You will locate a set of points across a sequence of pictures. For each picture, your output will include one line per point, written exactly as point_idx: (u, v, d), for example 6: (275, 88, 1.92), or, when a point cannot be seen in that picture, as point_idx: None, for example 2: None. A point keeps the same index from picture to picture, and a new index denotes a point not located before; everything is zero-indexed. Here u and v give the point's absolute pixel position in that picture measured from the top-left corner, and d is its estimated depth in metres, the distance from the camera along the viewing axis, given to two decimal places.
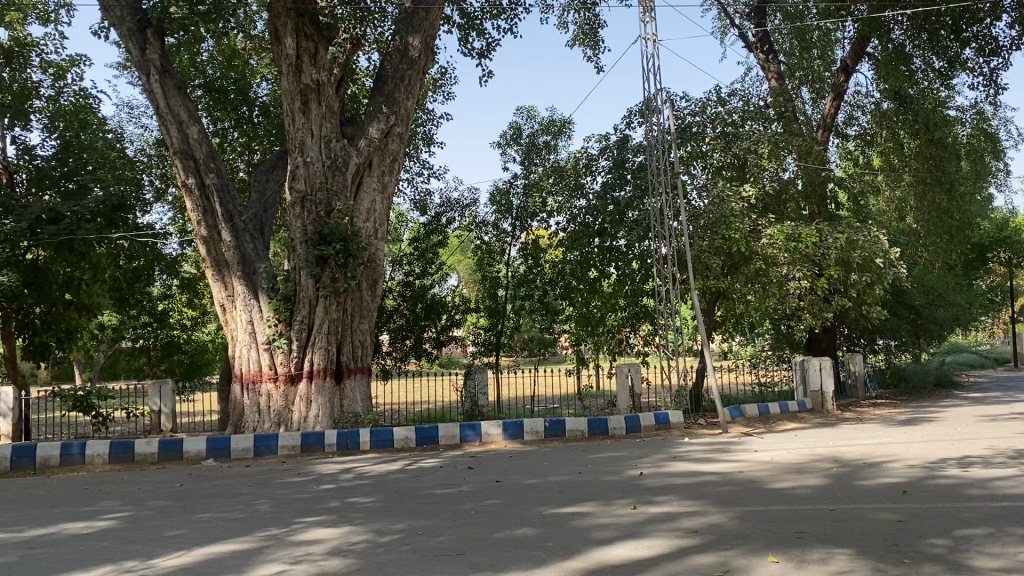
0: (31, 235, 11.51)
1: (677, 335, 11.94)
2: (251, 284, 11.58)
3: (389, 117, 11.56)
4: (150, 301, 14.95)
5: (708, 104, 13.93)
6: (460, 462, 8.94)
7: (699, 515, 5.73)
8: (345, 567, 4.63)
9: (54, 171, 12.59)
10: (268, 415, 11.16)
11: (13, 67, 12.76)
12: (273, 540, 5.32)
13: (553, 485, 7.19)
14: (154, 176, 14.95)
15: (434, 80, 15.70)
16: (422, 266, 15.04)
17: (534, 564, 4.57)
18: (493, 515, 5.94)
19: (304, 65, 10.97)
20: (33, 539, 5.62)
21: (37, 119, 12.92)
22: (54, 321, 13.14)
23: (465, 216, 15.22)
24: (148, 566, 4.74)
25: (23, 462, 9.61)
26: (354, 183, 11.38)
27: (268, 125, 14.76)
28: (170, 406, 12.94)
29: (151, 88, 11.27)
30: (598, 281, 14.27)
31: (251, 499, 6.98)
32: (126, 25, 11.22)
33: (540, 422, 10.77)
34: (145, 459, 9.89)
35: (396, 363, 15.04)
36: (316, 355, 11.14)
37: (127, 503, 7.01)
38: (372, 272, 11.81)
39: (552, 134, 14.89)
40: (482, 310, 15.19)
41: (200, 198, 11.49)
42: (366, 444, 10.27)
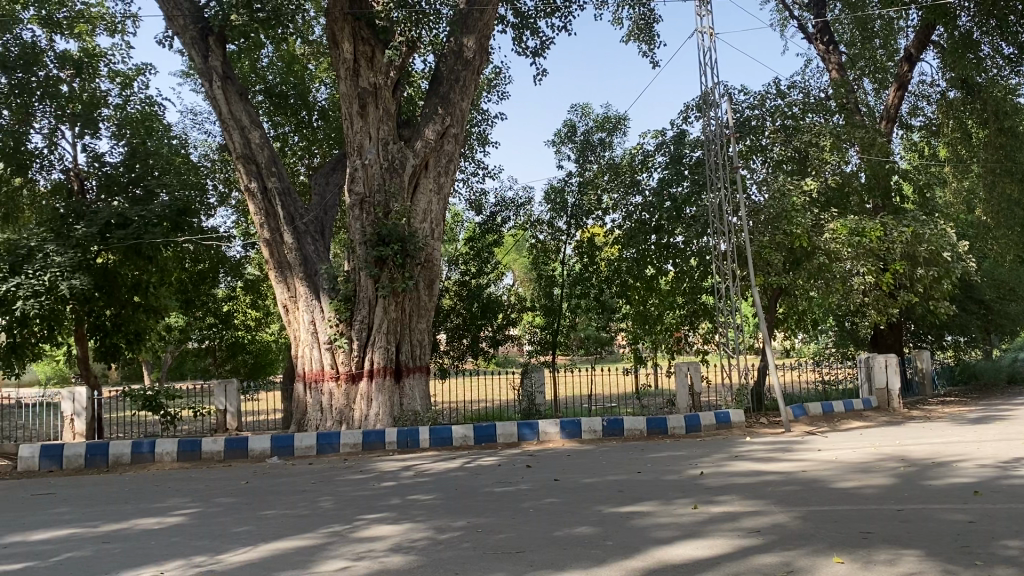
0: (101, 240, 12.06)
1: (736, 332, 11.77)
2: (313, 284, 11.79)
3: (444, 118, 11.64)
4: (215, 303, 15.32)
5: (767, 97, 13.70)
6: (518, 461, 8.95)
7: (762, 515, 5.64)
8: (406, 563, 4.68)
9: (122, 177, 12.96)
10: (330, 413, 11.36)
11: (83, 78, 13.22)
12: (337, 537, 5.40)
13: (612, 485, 7.14)
14: (218, 180, 15.32)
15: (489, 79, 15.77)
16: (478, 265, 15.15)
17: (594, 564, 4.54)
18: (552, 513, 5.94)
19: (361, 69, 11.13)
20: (108, 534, 5.80)
21: (106, 127, 13.25)
22: (124, 322, 13.44)
23: (520, 215, 15.30)
24: (217, 562, 4.85)
25: (97, 460, 9.92)
26: (411, 184, 11.49)
27: (327, 129, 15.03)
28: (235, 405, 13.23)
29: (213, 95, 11.54)
30: (655, 279, 14.15)
31: (313, 496, 7.08)
32: (189, 34, 11.47)
33: (598, 421, 10.73)
34: (212, 457, 10.14)
35: (453, 362, 15.12)
36: (376, 354, 11.29)
37: (194, 499, 7.19)
38: (429, 272, 11.89)
39: (606, 131, 14.81)
40: (538, 309, 15.24)
41: (262, 202, 11.70)
42: (426, 442, 10.38)
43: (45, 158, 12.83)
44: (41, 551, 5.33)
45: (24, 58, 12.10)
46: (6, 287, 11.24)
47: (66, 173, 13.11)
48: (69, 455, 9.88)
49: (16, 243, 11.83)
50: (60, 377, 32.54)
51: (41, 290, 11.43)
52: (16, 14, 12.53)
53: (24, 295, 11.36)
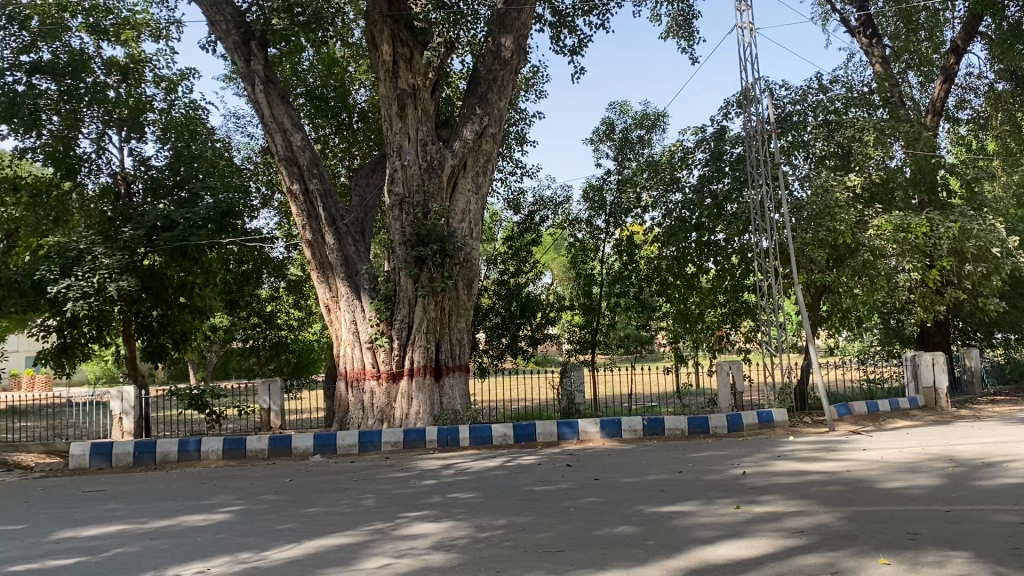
0: (148, 242, 12.34)
1: (779, 331, 11.64)
2: (354, 284, 11.90)
3: (483, 118, 11.66)
4: (259, 303, 15.53)
5: (809, 92, 13.51)
6: (559, 460, 8.95)
7: (806, 515, 5.57)
8: (448, 561, 4.71)
9: (167, 180, 13.23)
10: (372, 412, 11.45)
11: (129, 83, 13.47)
12: (379, 534, 5.45)
13: (653, 484, 7.11)
14: (260, 183, 15.51)
15: (526, 79, 15.77)
16: (516, 264, 15.18)
17: (635, 563, 4.53)
18: (593, 512, 5.92)
19: (400, 70, 11.22)
20: (156, 530, 5.92)
21: (152, 131, 13.50)
22: (170, 323, 13.66)
23: (558, 213, 15.28)
24: (262, 558, 4.93)
25: (145, 457, 10.11)
26: (450, 184, 11.53)
27: (367, 130, 15.18)
28: (279, 404, 13.42)
29: (256, 98, 11.70)
30: (696, 277, 14.02)
31: (356, 494, 7.15)
32: (231, 38, 11.61)
33: (638, 420, 10.69)
34: (256, 455, 10.28)
35: (492, 362, 15.13)
36: (417, 353, 11.37)
37: (239, 497, 7.30)
38: (468, 272, 11.93)
39: (645, 128, 14.73)
40: (577, 308, 15.23)
41: (304, 203, 11.82)
42: (466, 441, 10.42)
43: (93, 162, 13.11)
44: (91, 546, 5.46)
45: (72, 65, 12.41)
46: (57, 288, 11.52)
47: (113, 177, 13.36)
48: (118, 453, 10.10)
49: (66, 245, 12.15)
50: (108, 377, 33.22)
51: (90, 292, 11.68)
52: (64, 22, 12.83)
53: (73, 297, 11.63)
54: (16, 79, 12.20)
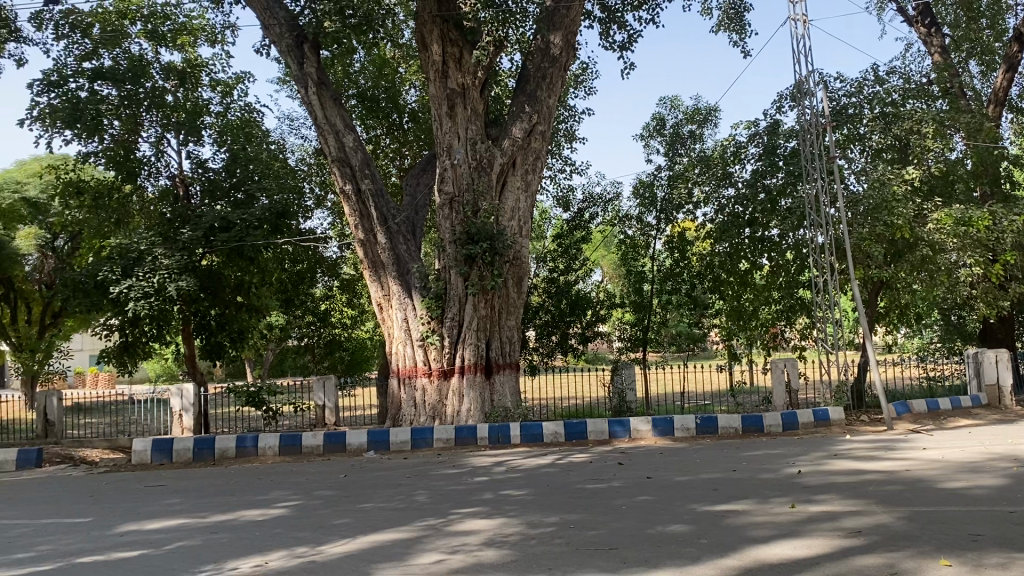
0: (206, 243, 12.64)
1: (835, 327, 11.43)
2: (405, 283, 12.01)
3: (532, 116, 11.65)
4: (313, 302, 15.77)
5: (865, 84, 13.23)
6: (610, 458, 8.92)
7: (864, 515, 5.47)
8: (500, 557, 4.73)
9: (224, 182, 13.52)
10: (424, 409, 11.56)
11: (187, 87, 13.76)
12: (432, 530, 5.51)
13: (706, 482, 7.05)
14: (314, 184, 15.74)
15: (575, 75, 15.72)
16: (566, 261, 15.17)
17: (688, 561, 4.51)
18: (645, 510, 5.90)
19: (450, 70, 11.28)
20: (216, 524, 6.07)
21: (209, 134, 13.79)
22: (228, 321, 13.91)
23: (608, 210, 15.18)
24: (318, 552, 5.02)
25: (204, 453, 10.35)
26: (499, 182, 11.58)
27: (417, 130, 15.30)
28: (333, 400, 13.66)
29: (309, 100, 11.87)
30: (749, 274, 13.85)
31: (409, 490, 7.23)
32: (285, 41, 11.82)
33: (691, 419, 10.61)
34: (312, 451, 10.45)
35: (542, 359, 15.14)
36: (467, 351, 11.46)
37: (296, 492, 7.44)
38: (518, 270, 11.94)
39: (697, 123, 14.55)
40: (628, 305, 15.12)
41: (356, 203, 11.95)
42: (517, 438, 10.44)
43: (153, 165, 13.46)
44: (154, 539, 5.62)
45: (132, 71, 12.76)
46: (119, 288, 11.92)
47: (172, 179, 13.69)
48: (179, 449, 10.35)
49: (128, 246, 12.54)
50: (168, 375, 34.01)
51: (151, 291, 12.04)
52: (124, 29, 13.19)
53: (135, 297, 12.00)
54: (80, 85, 12.59)
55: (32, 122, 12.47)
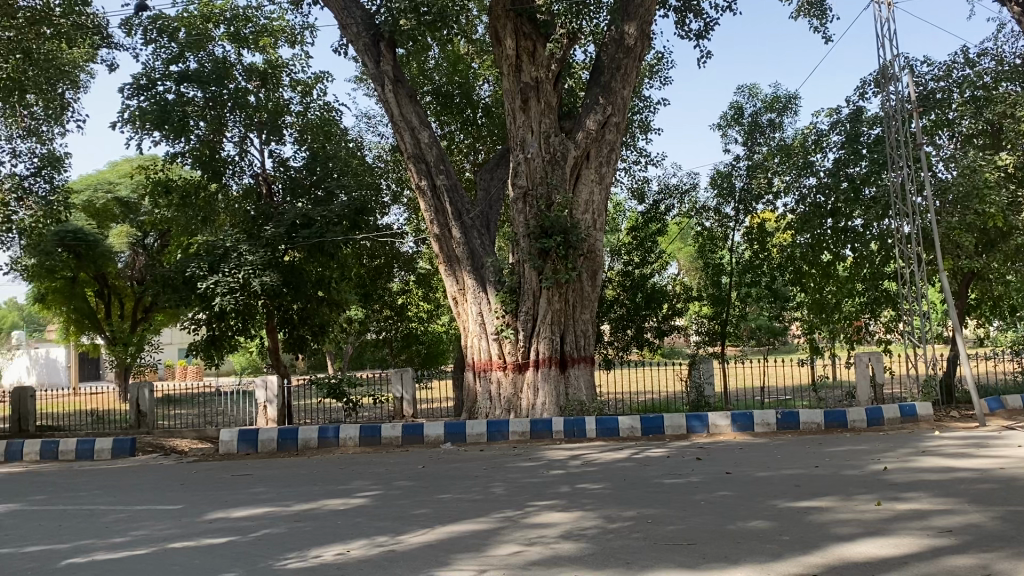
0: (288, 239, 12.98)
1: (922, 320, 11.04)
2: (480, 277, 12.09)
3: (606, 108, 11.57)
4: (391, 296, 16.01)
5: (954, 68, 12.72)
6: (689, 453, 8.82)
7: (954, 514, 5.29)
8: (578, 550, 4.74)
9: (305, 180, 13.86)
10: (499, 402, 11.68)
11: (269, 88, 14.09)
12: (509, 521, 5.56)
13: (787, 478, 6.91)
14: (390, 180, 15.94)
15: (651, 65, 15.54)
16: (641, 254, 14.97)
17: (769, 558, 4.44)
18: (724, 506, 5.82)
19: (524, 64, 11.29)
20: (301, 513, 6.24)
21: (289, 133, 14.15)
22: (309, 315, 14.25)
23: (684, 202, 14.95)
24: (398, 541, 5.11)
25: (287, 443, 10.62)
26: (573, 175, 11.54)
27: (491, 125, 15.33)
28: (411, 393, 13.89)
29: (385, 98, 12.05)
30: (832, 265, 13.52)
31: (486, 481, 7.30)
32: (362, 40, 12.04)
33: (771, 413, 10.40)
34: (390, 442, 10.64)
35: (617, 353, 15.08)
36: (542, 345, 11.50)
37: (376, 482, 7.59)
38: (592, 263, 11.89)
39: (776, 112, 14.23)
40: (705, 299, 14.95)
41: (432, 199, 12.06)
42: (593, 432, 10.40)
43: (237, 164, 13.90)
44: (242, 526, 5.81)
45: (216, 73, 13.19)
46: (206, 284, 12.40)
47: (255, 178, 14.10)
48: (264, 439, 10.66)
49: (214, 244, 12.99)
50: (252, 368, 34.95)
51: (236, 287, 12.49)
52: (208, 32, 13.61)
53: (221, 292, 12.47)
54: (167, 88, 13.05)
55: (123, 125, 12.98)
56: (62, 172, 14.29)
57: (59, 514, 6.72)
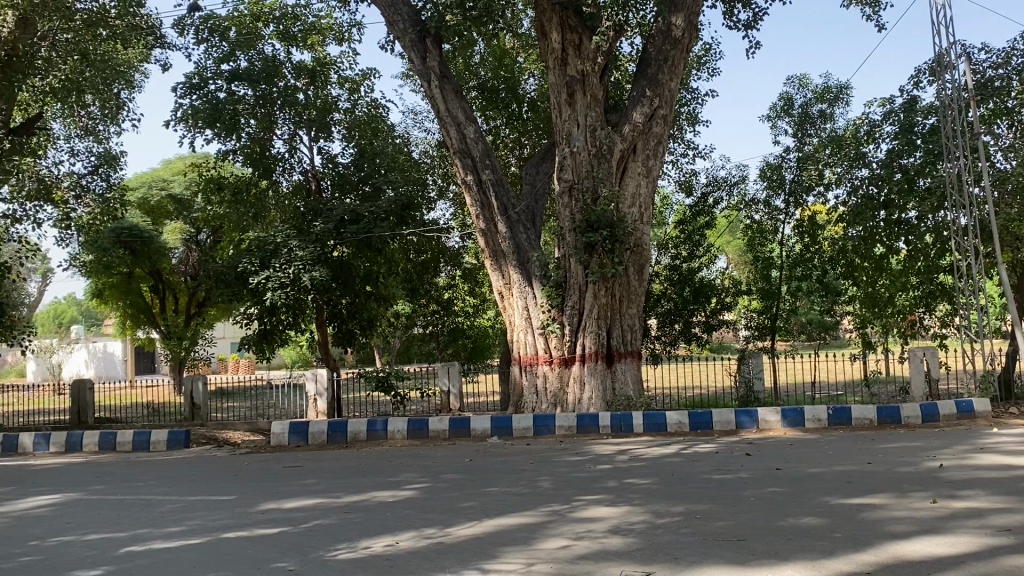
0: (336, 235, 13.13)
1: (980, 314, 10.77)
2: (525, 271, 12.09)
3: (653, 100, 11.48)
4: (437, 291, 16.10)
5: (1013, 55, 12.34)
6: (738, 449, 8.74)
7: (1013, 513, 5.15)
8: (625, 545, 4.73)
9: (353, 176, 14.01)
10: (545, 396, 11.70)
11: (317, 85, 14.22)
12: (557, 515, 5.56)
13: (839, 475, 6.80)
14: (437, 176, 16.01)
15: (698, 57, 15.37)
16: (689, 248, 14.84)
17: (821, 555, 4.38)
18: (775, 502, 5.75)
19: (569, 57, 11.17)
20: (350, 504, 6.32)
21: (337, 130, 14.32)
22: (358, 310, 14.39)
23: (733, 194, 14.72)
24: (445, 534, 5.15)
25: (337, 436, 10.76)
26: (620, 169, 11.47)
27: (537, 119, 15.30)
28: (458, 386, 13.96)
29: (432, 93, 12.11)
30: (885, 258, 13.26)
31: (533, 476, 7.32)
32: (409, 37, 12.13)
33: (822, 409, 10.24)
34: (438, 435, 10.72)
35: (665, 348, 15.01)
36: (588, 339, 11.48)
37: (424, 474, 7.66)
38: (639, 257, 11.82)
39: (827, 102, 13.97)
40: (755, 293, 14.75)
41: (477, 194, 12.09)
42: (640, 427, 10.36)
43: (287, 161, 14.10)
44: (293, 518, 5.91)
45: (266, 71, 13.40)
46: (258, 279, 12.64)
47: (305, 175, 14.30)
48: (314, 432, 10.81)
49: (265, 240, 13.22)
50: (302, 361, 35.43)
51: (286, 282, 12.73)
52: (258, 31, 13.83)
53: (272, 287, 12.73)
54: (218, 87, 13.28)
55: (176, 123, 13.24)
56: (118, 170, 14.64)
57: (117, 503, 6.90)
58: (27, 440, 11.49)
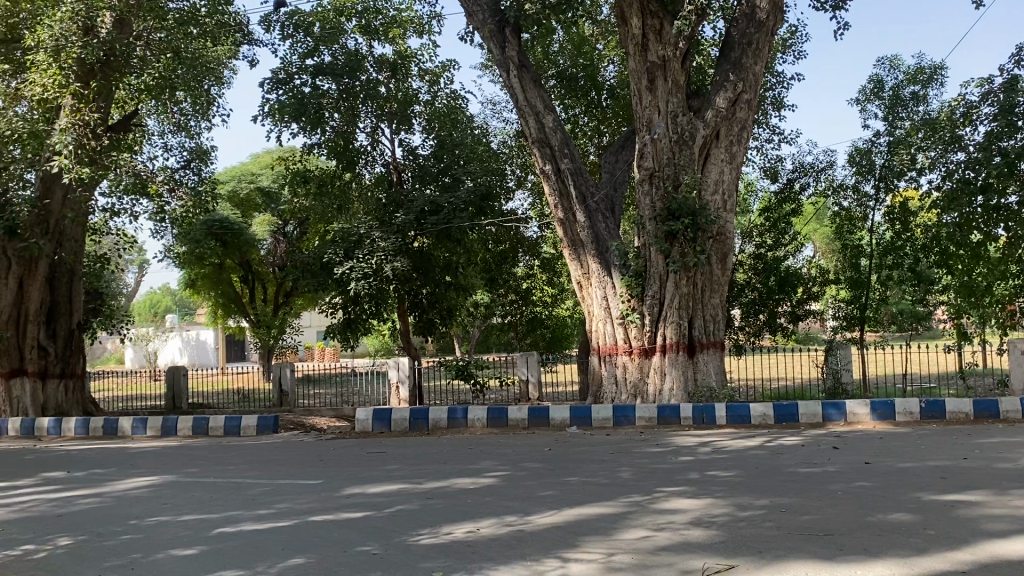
0: (417, 226, 13.30)
1: None
2: (605, 262, 12.07)
3: (737, 85, 11.23)
4: (516, 281, 16.09)
5: None
6: (824, 442, 8.52)
7: None
8: (708, 537, 4.68)
9: (433, 168, 14.17)
10: (625, 387, 11.67)
11: (398, 78, 14.32)
12: (637, 506, 5.53)
13: (932, 470, 6.56)
14: (515, 166, 16.02)
15: (783, 40, 14.97)
16: (774, 236, 14.54)
17: (914, 552, 4.24)
18: (863, 497, 5.59)
19: (650, 43, 11.00)
20: (432, 490, 6.42)
21: (418, 122, 14.49)
22: (438, 300, 14.47)
23: (821, 181, 14.31)
24: (526, 522, 5.17)
25: (419, 423, 10.93)
26: (702, 155, 11.29)
27: (617, 107, 15.20)
28: (535, 375, 14.19)
29: (511, 83, 12.13)
30: (983, 246, 12.58)
31: (614, 466, 7.29)
32: (488, 27, 12.20)
33: (914, 402, 9.87)
34: (517, 424, 10.78)
35: (749, 338, 14.83)
36: (669, 329, 11.32)
37: (504, 463, 7.72)
38: (722, 246, 11.61)
39: (920, 84, 13.42)
40: (843, 282, 14.40)
41: (556, 183, 12.06)
42: (723, 419, 10.18)
43: (369, 154, 14.37)
44: (377, 502, 6.03)
45: (349, 66, 13.64)
46: (342, 269, 12.96)
47: (387, 167, 14.55)
48: (396, 418, 11.00)
49: (349, 230, 13.53)
50: (385, 349, 36.01)
51: (369, 272, 12.99)
52: (341, 26, 14.07)
53: (356, 277, 13.02)
54: (303, 82, 13.60)
55: (264, 117, 13.64)
56: (209, 164, 15.17)
57: (210, 486, 7.17)
58: (125, 424, 12.04)
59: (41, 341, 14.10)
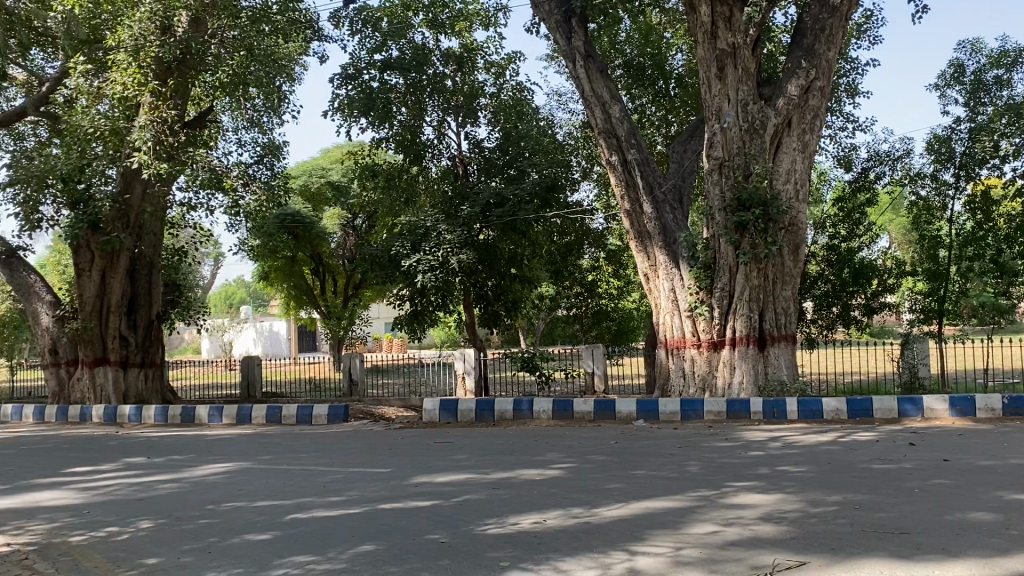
0: (484, 218, 13.44)
1: None
2: (673, 253, 11.94)
3: (809, 72, 10.98)
4: (581, 273, 16.03)
5: None
6: (900, 438, 8.29)
7: None
8: (778, 533, 4.60)
9: (498, 160, 14.23)
10: (693, 380, 11.53)
11: (464, 71, 14.36)
12: (706, 500, 5.47)
13: (1014, 468, 6.33)
14: (581, 157, 15.98)
15: (858, 24, 14.57)
16: (849, 227, 14.07)
17: (995, 552, 4.10)
18: (942, 495, 5.42)
19: (719, 30, 10.82)
20: (499, 481, 6.46)
21: (484, 114, 14.53)
22: (504, 291, 14.59)
23: (897, 169, 13.87)
24: (593, 514, 5.17)
25: (485, 414, 10.99)
26: (773, 145, 11.07)
27: (684, 96, 14.98)
28: (602, 368, 14.22)
29: (577, 74, 12.08)
30: None
31: (682, 460, 7.22)
32: (554, 18, 12.17)
33: (996, 398, 9.52)
34: (583, 416, 10.76)
35: (821, 332, 14.51)
36: (739, 322, 11.12)
37: (570, 455, 7.71)
38: (795, 236, 11.35)
39: (1003, 67, 12.89)
40: (921, 274, 13.86)
41: (623, 174, 11.97)
42: (794, 414, 9.99)
43: (435, 147, 14.50)
44: (444, 491, 6.10)
45: (416, 60, 13.77)
46: (410, 261, 13.18)
47: (453, 160, 14.66)
48: (463, 409, 11.09)
49: (416, 223, 13.73)
50: (451, 340, 36.18)
51: (436, 265, 13.14)
52: (409, 20, 14.19)
53: (423, 269, 13.19)
54: (372, 77, 13.78)
55: (334, 112, 13.88)
56: (281, 159, 15.49)
57: (283, 473, 7.34)
58: (202, 412, 12.43)
59: (124, 332, 14.63)
